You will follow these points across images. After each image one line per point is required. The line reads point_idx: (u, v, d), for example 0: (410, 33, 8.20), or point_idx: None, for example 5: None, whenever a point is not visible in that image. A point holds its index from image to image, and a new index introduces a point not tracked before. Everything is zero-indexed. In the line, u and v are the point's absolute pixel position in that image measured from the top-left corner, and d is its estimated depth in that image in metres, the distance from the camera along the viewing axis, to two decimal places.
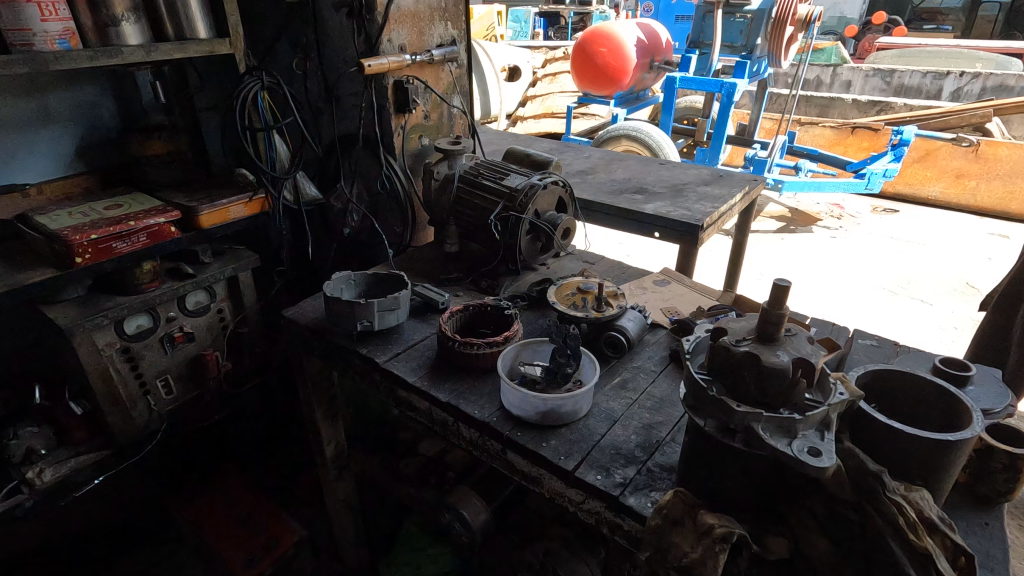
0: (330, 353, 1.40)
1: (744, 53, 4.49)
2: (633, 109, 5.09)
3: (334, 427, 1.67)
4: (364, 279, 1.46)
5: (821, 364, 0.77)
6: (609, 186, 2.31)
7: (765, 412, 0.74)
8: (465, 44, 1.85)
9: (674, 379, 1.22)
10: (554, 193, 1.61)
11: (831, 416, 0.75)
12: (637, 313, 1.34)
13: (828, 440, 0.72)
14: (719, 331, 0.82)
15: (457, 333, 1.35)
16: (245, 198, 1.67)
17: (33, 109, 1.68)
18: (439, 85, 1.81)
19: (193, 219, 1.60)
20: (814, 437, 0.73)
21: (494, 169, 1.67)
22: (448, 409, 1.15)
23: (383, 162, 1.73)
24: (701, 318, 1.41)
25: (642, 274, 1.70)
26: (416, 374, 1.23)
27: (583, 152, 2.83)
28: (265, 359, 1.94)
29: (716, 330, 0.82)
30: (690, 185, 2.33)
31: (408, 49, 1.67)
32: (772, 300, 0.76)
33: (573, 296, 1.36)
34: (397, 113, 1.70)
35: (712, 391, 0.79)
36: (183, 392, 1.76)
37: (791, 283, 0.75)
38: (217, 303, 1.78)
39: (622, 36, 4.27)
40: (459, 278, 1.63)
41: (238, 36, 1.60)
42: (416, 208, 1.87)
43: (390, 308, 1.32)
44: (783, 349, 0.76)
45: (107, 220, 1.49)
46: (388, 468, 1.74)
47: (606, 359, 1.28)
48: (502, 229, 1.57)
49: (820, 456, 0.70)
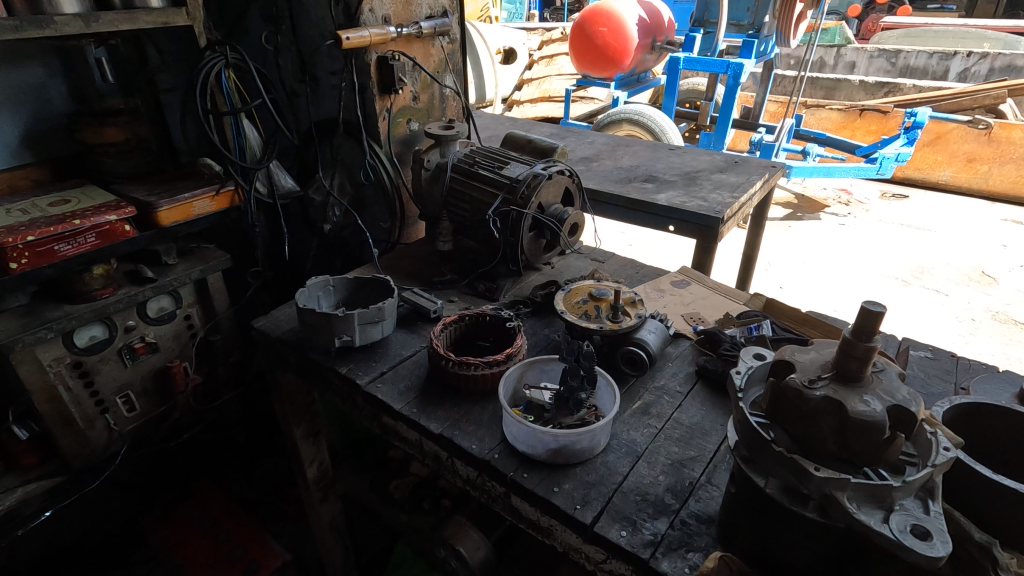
0: (306, 371, 1.22)
1: (752, 32, 4.27)
2: (634, 92, 4.88)
3: (317, 447, 1.50)
4: (345, 284, 1.27)
5: (921, 411, 0.60)
6: (616, 174, 2.12)
7: (853, 478, 0.57)
8: (457, 16, 1.65)
9: (703, 403, 1.05)
10: (560, 183, 1.42)
11: (936, 481, 0.58)
12: (658, 324, 1.16)
13: (935, 515, 0.56)
14: (784, 367, 0.64)
15: (452, 348, 1.18)
16: (211, 191, 1.49)
17: None
18: (429, 62, 1.61)
19: (151, 215, 1.41)
20: (917, 510, 0.57)
21: (493, 158, 1.48)
22: (441, 442, 0.98)
23: (367, 150, 1.54)
24: (730, 327, 1.24)
25: (657, 274, 1.53)
26: (404, 400, 1.05)
27: (586, 136, 2.63)
28: (241, 368, 1.77)
29: (780, 364, 0.65)
30: (704, 173, 2.15)
31: (393, 21, 1.47)
32: (859, 330, 0.58)
33: (584, 303, 1.18)
34: (382, 95, 1.51)
35: (777, 445, 0.61)
36: (148, 408, 1.59)
37: (885, 308, 0.58)
38: (183, 309, 1.59)
39: (623, 14, 4.05)
40: (453, 281, 1.45)
41: (198, 6, 1.39)
42: (405, 202, 1.68)
43: (373, 320, 1.14)
44: (873, 393, 0.59)
45: (48, 218, 1.30)
46: (377, 489, 1.57)
47: (624, 378, 1.11)
48: (502, 225, 1.38)
49: (932, 541, 0.53)
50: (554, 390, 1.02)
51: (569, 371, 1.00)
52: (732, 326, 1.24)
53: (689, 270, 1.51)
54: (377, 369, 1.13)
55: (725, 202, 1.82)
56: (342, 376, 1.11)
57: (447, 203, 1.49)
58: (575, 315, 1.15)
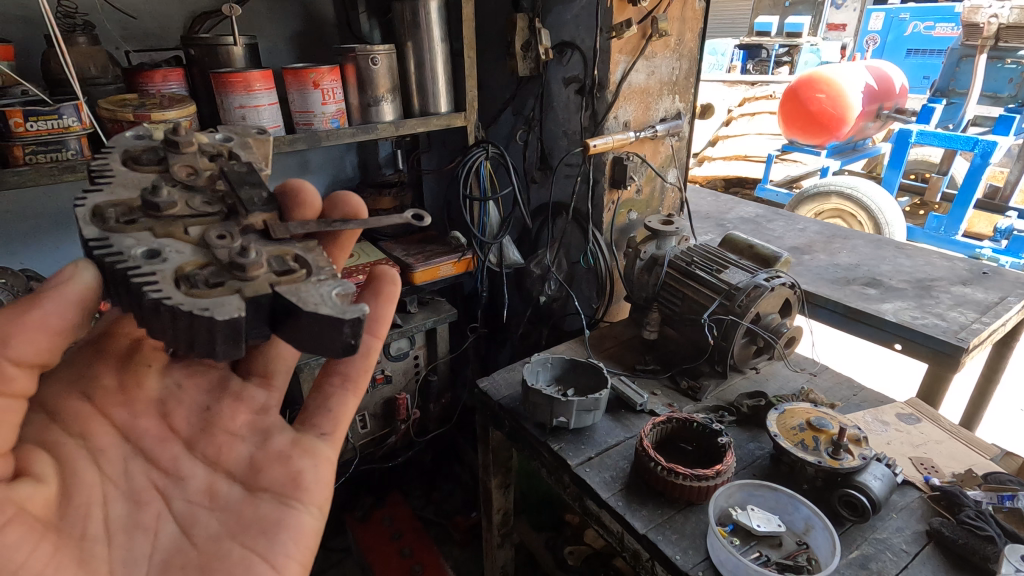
0: (517, 438, 1.37)
1: (1013, 105, 3.82)
2: (849, 160, 4.71)
3: (506, 497, 1.64)
4: (560, 362, 1.41)
5: (746, 506, 1.07)
6: (832, 272, 2.02)
7: (783, 536, 1.03)
8: (689, 117, 1.77)
9: (936, 571, 0.97)
10: (781, 294, 1.42)
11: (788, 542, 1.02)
12: (884, 467, 1.10)
13: (799, 544, 1.01)
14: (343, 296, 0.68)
15: (657, 447, 1.23)
16: (454, 258, 1.74)
17: (294, 162, 1.85)
18: (657, 159, 1.74)
19: (409, 274, 1.69)
20: (790, 542, 1.02)
21: (711, 259, 1.52)
22: (644, 541, 1.06)
23: (589, 236, 1.68)
24: (973, 488, 1.11)
25: (881, 400, 1.42)
26: (610, 490, 1.15)
27: (795, 221, 2.54)
28: (447, 409, 2.05)
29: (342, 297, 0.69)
30: (942, 283, 1.93)
31: (632, 125, 1.62)
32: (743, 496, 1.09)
33: (800, 431, 1.16)
34: (612, 189, 1.65)
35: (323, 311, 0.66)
36: (375, 428, 1.89)
37: (714, 481, 1.08)
38: (414, 351, 1.88)
39: (844, 82, 4.05)
40: (654, 371, 1.51)
41: (473, 110, 1.66)
42: (615, 282, 1.80)
43: (588, 408, 1.26)
44: (732, 502, 1.08)
45: (365, 264, 1.68)
46: (551, 550, 1.68)
47: (260, 281, 0.69)
48: (715, 331, 1.43)
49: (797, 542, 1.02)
50: (755, 528, 1.02)
51: (689, 545, 1.03)
52: (975, 486, 1.12)
53: (921, 406, 1.39)
54: (583, 454, 1.24)
55: (969, 326, 1.62)
56: (557, 453, 1.24)
57: (659, 295, 1.57)
58: (789, 441, 1.15)
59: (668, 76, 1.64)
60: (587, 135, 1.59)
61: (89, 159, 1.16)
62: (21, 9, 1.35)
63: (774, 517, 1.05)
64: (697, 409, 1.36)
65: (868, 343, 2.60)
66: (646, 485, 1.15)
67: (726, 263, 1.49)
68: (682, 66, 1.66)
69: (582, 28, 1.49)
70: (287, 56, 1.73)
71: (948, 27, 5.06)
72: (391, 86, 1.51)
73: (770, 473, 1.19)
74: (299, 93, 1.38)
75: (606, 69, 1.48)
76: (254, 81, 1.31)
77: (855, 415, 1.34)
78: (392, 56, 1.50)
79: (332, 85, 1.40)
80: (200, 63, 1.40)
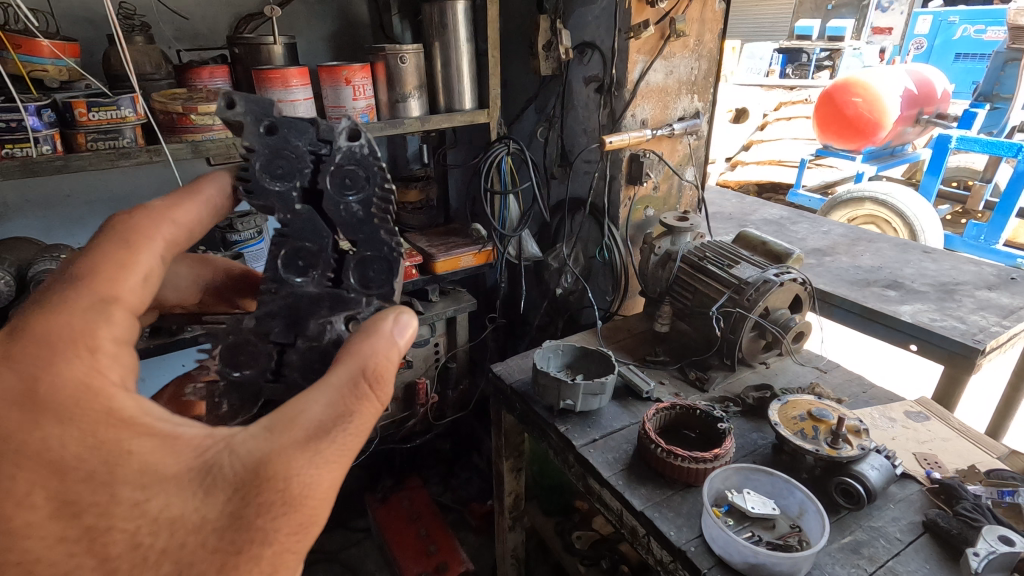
0: (528, 421, 1.42)
1: None
2: (886, 165, 4.60)
3: (517, 482, 1.70)
4: (571, 349, 1.46)
5: (740, 488, 1.11)
6: (853, 273, 2.02)
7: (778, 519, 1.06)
8: (708, 117, 1.80)
9: (928, 560, 0.99)
10: (791, 290, 1.44)
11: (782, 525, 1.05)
12: (884, 459, 1.11)
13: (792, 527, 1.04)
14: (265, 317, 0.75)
15: (660, 432, 1.27)
16: (475, 249, 1.81)
17: None
18: (674, 157, 1.77)
19: (431, 264, 1.77)
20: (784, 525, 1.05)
21: (723, 254, 1.55)
22: (641, 519, 1.10)
23: (605, 230, 1.73)
24: (974, 483, 1.13)
25: (891, 399, 1.43)
26: (612, 469, 1.20)
27: (820, 224, 2.53)
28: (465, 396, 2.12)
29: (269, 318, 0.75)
30: (967, 287, 1.90)
31: (650, 123, 1.66)
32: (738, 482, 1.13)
33: (801, 421, 1.19)
34: (628, 186, 1.70)
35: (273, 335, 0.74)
36: (396, 411, 1.97)
37: (709, 463, 1.13)
38: (434, 338, 1.95)
39: (881, 87, 3.98)
40: (663, 363, 1.55)
41: (496, 107, 1.73)
42: (630, 277, 1.84)
43: (595, 392, 1.31)
44: (727, 485, 1.12)
45: None
46: (560, 535, 1.73)
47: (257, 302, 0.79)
48: (723, 324, 1.46)
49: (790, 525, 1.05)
50: (749, 508, 1.05)
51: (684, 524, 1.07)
52: (976, 482, 1.13)
53: (931, 405, 1.39)
54: (588, 436, 1.29)
55: (988, 329, 1.60)
56: (563, 434, 1.30)
57: (671, 289, 1.61)
58: (789, 430, 1.18)
59: (687, 76, 1.68)
60: (606, 133, 1.64)
61: (142, 146, 1.28)
62: (87, 11, 1.48)
63: (768, 500, 1.08)
64: (703, 399, 1.39)
65: (894, 349, 2.57)
66: (647, 467, 1.19)
67: (738, 259, 1.52)
68: (701, 66, 1.70)
69: (601, 29, 1.55)
70: (324, 55, 1.84)
71: (998, 31, 4.89)
72: (418, 83, 1.59)
73: (770, 462, 1.21)
74: (333, 89, 1.48)
75: (624, 68, 1.53)
76: (291, 77, 1.41)
77: (861, 411, 1.35)
78: (420, 55, 1.58)
79: (362, 82, 1.49)
80: (244, 61, 1.51)
